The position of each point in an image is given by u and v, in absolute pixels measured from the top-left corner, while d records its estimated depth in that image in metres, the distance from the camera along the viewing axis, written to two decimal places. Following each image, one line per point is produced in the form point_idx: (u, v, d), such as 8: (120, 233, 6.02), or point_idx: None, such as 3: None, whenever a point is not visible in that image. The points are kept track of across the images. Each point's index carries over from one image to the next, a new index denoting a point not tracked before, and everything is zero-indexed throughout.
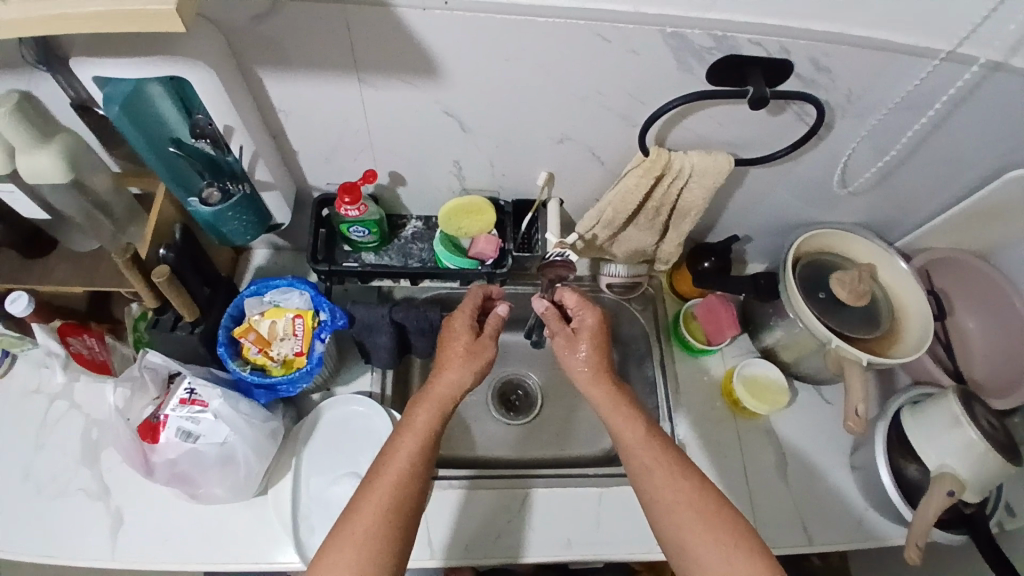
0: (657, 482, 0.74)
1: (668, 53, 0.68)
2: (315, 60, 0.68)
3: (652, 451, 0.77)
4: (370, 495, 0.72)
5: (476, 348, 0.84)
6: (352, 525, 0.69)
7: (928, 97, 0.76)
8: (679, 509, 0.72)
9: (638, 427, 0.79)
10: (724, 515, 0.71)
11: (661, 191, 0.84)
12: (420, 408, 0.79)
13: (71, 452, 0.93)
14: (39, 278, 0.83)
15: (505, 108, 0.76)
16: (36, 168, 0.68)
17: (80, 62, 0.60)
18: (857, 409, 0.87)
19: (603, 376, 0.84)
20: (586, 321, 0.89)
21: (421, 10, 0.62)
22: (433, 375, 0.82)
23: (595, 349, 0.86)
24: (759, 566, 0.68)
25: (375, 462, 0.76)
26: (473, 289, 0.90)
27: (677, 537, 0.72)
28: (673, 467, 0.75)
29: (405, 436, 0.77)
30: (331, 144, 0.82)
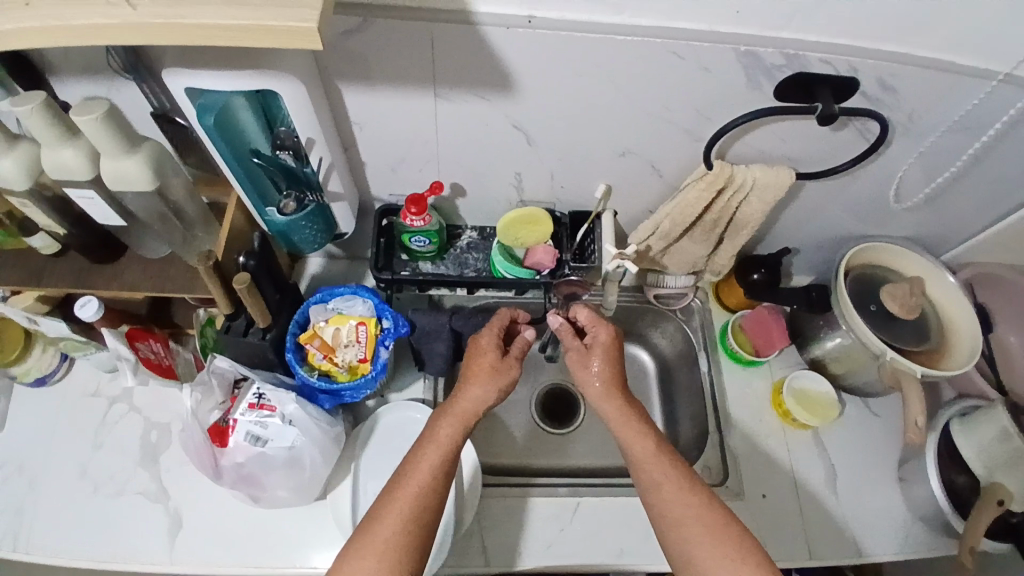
0: (665, 497, 0.73)
1: (739, 70, 0.70)
2: (396, 75, 0.71)
3: (663, 468, 0.75)
4: (389, 506, 0.73)
5: (501, 367, 0.84)
6: (371, 534, 0.71)
7: (980, 126, 0.79)
8: (688, 524, 0.71)
9: (648, 442, 0.77)
10: (735, 534, 0.70)
11: (720, 205, 0.85)
12: (443, 421, 0.80)
13: (130, 454, 0.95)
14: (108, 283, 0.84)
15: (571, 124, 0.78)
16: (122, 174, 0.68)
17: (172, 72, 0.61)
18: (917, 422, 0.89)
19: (616, 390, 0.83)
20: (599, 337, 0.87)
21: (504, 28, 0.64)
22: (458, 389, 0.83)
23: (609, 363, 0.85)
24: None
25: (396, 474, 0.76)
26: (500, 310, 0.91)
27: (685, 552, 0.71)
28: (684, 482, 0.74)
29: (427, 449, 0.77)
30: (398, 155, 0.84)
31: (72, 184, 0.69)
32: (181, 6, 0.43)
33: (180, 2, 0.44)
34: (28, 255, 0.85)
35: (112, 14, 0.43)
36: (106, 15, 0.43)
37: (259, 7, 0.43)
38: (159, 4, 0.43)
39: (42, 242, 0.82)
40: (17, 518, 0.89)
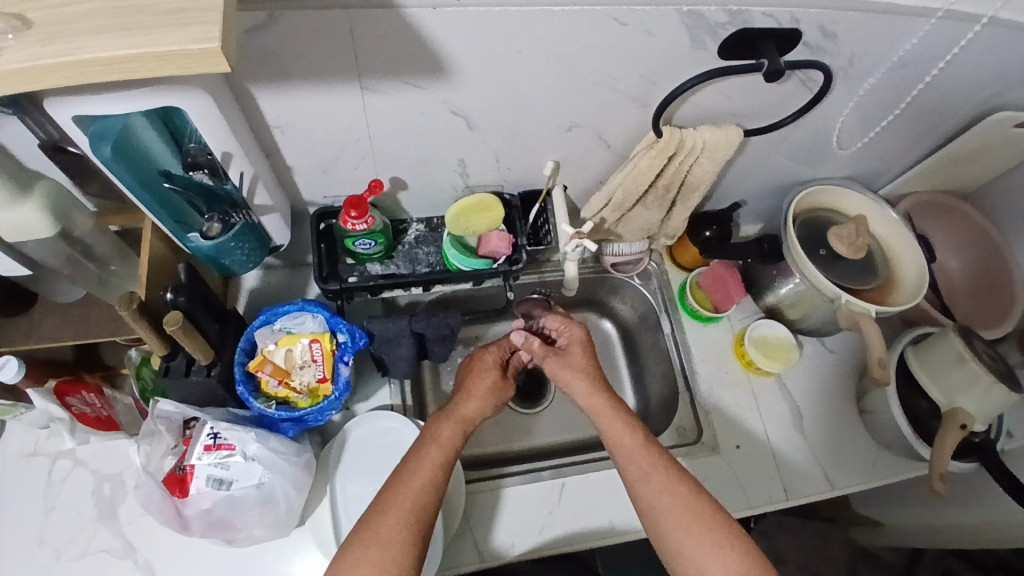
0: (654, 487, 0.74)
1: (682, 31, 0.66)
2: (315, 70, 0.63)
3: (648, 459, 0.76)
4: (395, 500, 0.70)
5: (501, 381, 0.85)
6: (376, 526, 0.68)
7: (930, 60, 0.79)
8: (677, 514, 0.71)
9: (633, 435, 0.78)
10: (716, 516, 0.71)
11: (672, 169, 0.83)
12: (444, 423, 0.79)
13: (85, 511, 0.87)
14: (23, 338, 0.76)
15: (512, 103, 0.73)
16: (16, 224, 0.62)
17: (55, 101, 0.52)
18: (882, 358, 0.93)
19: (601, 384, 0.83)
20: (573, 336, 0.88)
21: (432, 8, 0.58)
22: (457, 398, 0.83)
23: (588, 363, 0.86)
24: (749, 560, 0.68)
25: (397, 471, 0.74)
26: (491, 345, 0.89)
27: (674, 542, 0.71)
28: (672, 471, 0.74)
29: (429, 449, 0.76)
30: (328, 156, 0.77)
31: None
32: (59, 42, 0.38)
33: (55, 38, 0.38)
34: None
35: None
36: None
37: (147, 31, 0.38)
38: (28, 45, 0.38)
39: None
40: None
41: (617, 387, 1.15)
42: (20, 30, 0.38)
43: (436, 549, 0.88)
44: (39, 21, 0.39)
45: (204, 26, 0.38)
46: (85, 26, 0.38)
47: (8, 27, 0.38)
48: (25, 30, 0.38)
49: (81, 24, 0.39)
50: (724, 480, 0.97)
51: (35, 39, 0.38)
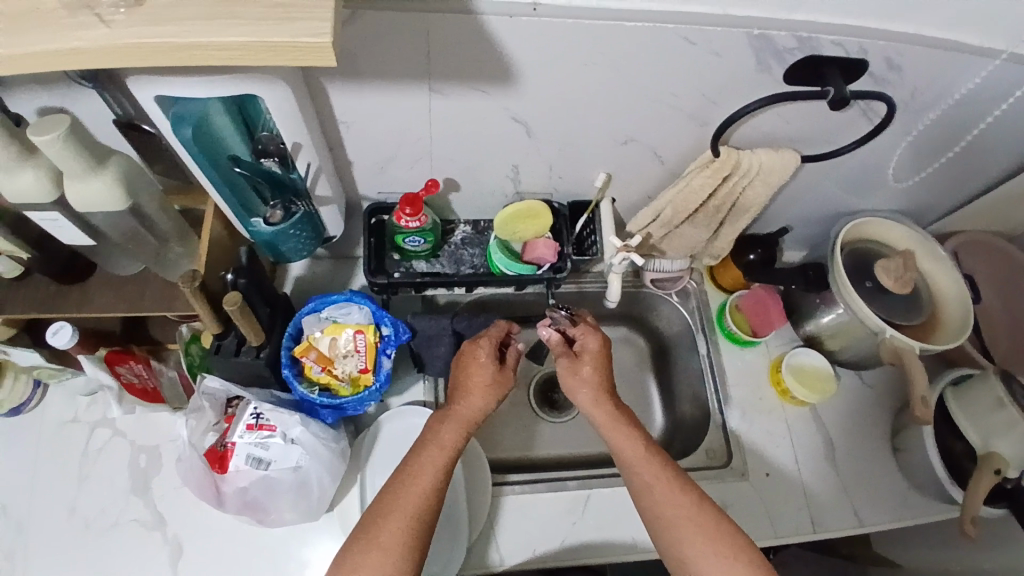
0: (659, 498, 0.73)
1: (749, 53, 0.67)
2: (386, 70, 0.65)
3: (654, 470, 0.75)
4: (394, 507, 0.71)
5: (500, 376, 0.82)
6: (375, 532, 0.69)
7: (995, 98, 0.78)
8: (681, 526, 0.71)
9: (640, 445, 0.77)
10: (725, 527, 0.71)
11: (726, 190, 0.82)
12: (446, 425, 0.78)
13: (121, 481, 0.91)
14: (78, 307, 0.79)
15: (572, 114, 0.74)
16: (89, 194, 0.64)
17: (138, 80, 0.55)
18: (924, 396, 0.90)
19: (608, 394, 0.82)
20: (589, 343, 0.85)
21: (508, 17, 0.59)
22: (457, 397, 0.81)
23: (597, 368, 0.84)
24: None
25: (398, 475, 0.74)
26: (497, 323, 0.87)
27: (678, 552, 0.71)
28: (676, 483, 0.74)
29: (431, 453, 0.75)
30: (388, 153, 0.79)
31: (33, 206, 0.65)
32: (167, 24, 0.40)
33: (163, 20, 0.40)
34: None
35: (89, 35, 0.39)
36: (81, 36, 0.39)
37: (251, 22, 0.40)
38: (137, 22, 0.40)
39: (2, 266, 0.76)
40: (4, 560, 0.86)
41: (646, 405, 1.14)
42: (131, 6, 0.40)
43: (458, 546, 0.90)
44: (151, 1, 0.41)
45: (314, 21, 0.40)
46: (189, 11, 0.40)
47: (122, 2, 0.40)
48: (136, 6, 0.40)
49: (189, 9, 0.40)
50: (749, 506, 0.96)
51: (144, 17, 0.40)
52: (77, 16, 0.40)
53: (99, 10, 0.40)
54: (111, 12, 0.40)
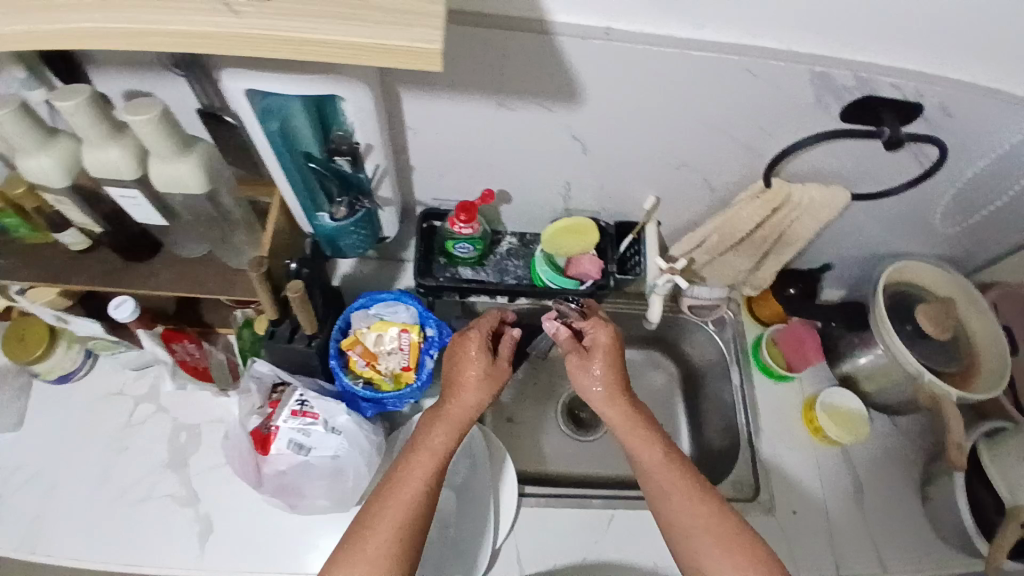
0: (675, 507, 0.71)
1: (808, 89, 0.69)
2: (460, 82, 0.69)
3: (671, 475, 0.72)
4: (384, 513, 0.68)
5: (494, 370, 0.80)
6: (365, 540, 0.67)
7: None
8: (698, 536, 0.69)
9: (656, 450, 0.74)
10: (746, 539, 0.68)
11: (774, 222, 0.84)
12: (438, 427, 0.75)
13: (159, 456, 0.95)
14: (141, 283, 0.83)
15: (630, 136, 0.77)
16: (175, 178, 0.66)
17: (233, 73, 0.60)
18: (961, 444, 0.91)
19: (621, 393, 0.79)
20: (597, 337, 0.82)
21: (581, 38, 0.63)
22: (450, 396, 0.78)
23: (610, 365, 0.80)
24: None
25: (386, 480, 0.72)
26: (489, 313, 0.85)
27: (695, 563, 0.69)
28: (692, 490, 0.71)
29: (421, 457, 0.73)
30: (448, 161, 0.83)
31: (115, 181, 0.69)
32: (292, 19, 0.39)
33: (291, 13, 0.39)
34: (52, 253, 0.84)
35: (217, 23, 0.39)
36: (208, 21, 0.39)
37: (373, 24, 0.39)
38: (267, 14, 0.39)
39: (73, 238, 0.81)
40: (34, 522, 0.90)
41: (672, 430, 1.14)
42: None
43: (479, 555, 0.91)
44: None
45: (428, 28, 0.39)
46: (312, 9, 0.39)
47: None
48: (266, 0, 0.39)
49: (316, 6, 0.39)
50: (773, 541, 0.95)
51: (272, 10, 0.39)
52: (206, 3, 0.40)
53: (230, 1, 0.39)
54: (241, 3, 0.39)
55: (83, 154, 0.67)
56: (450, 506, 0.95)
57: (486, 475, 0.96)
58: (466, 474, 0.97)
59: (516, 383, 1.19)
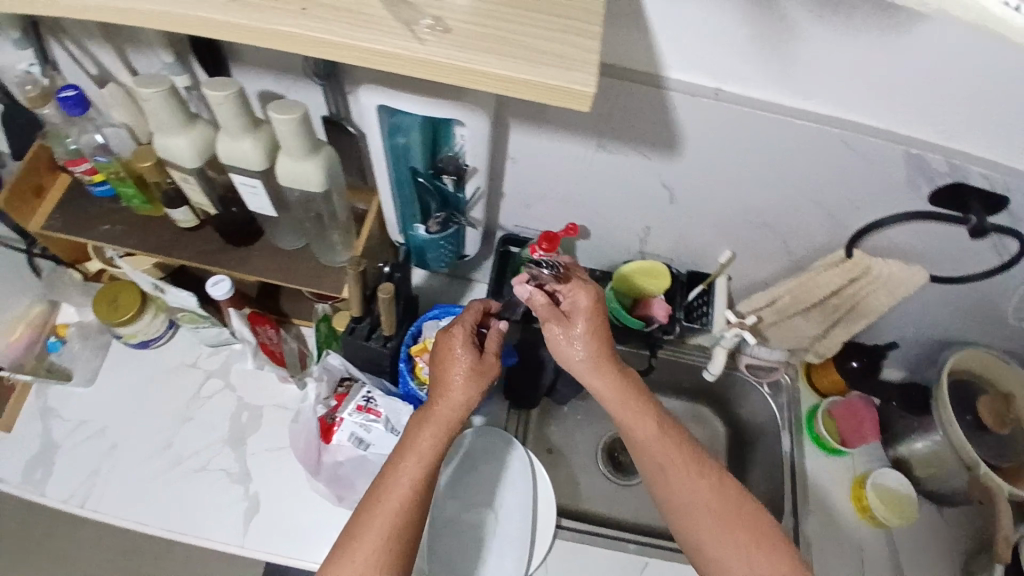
0: (671, 480, 0.72)
1: (901, 169, 0.71)
2: (568, 120, 0.73)
3: (667, 449, 0.73)
4: (371, 523, 0.67)
5: (481, 363, 0.75)
6: (353, 551, 0.66)
7: None
8: (694, 507, 0.71)
9: (651, 423, 0.74)
10: (745, 510, 0.71)
11: (849, 293, 0.85)
12: (425, 429, 0.72)
13: (221, 430, 0.99)
14: (238, 266, 0.88)
15: (718, 191, 0.80)
16: (299, 174, 0.72)
17: (371, 90, 0.66)
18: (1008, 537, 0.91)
19: (610, 362, 0.75)
20: (579, 302, 0.75)
21: (691, 96, 0.67)
22: (436, 393, 0.74)
23: (594, 331, 0.75)
24: (782, 567, 0.68)
25: (374, 487, 0.70)
26: (471, 303, 0.80)
27: (691, 532, 0.72)
28: (690, 463, 0.73)
29: (408, 462, 0.70)
30: (538, 191, 0.87)
31: (240, 171, 0.74)
32: (470, 51, 0.43)
33: (469, 47, 0.43)
34: (162, 226, 0.90)
35: (400, 46, 0.43)
36: (396, 43, 0.43)
37: (534, 61, 0.43)
38: (448, 44, 0.43)
39: (183, 216, 0.86)
40: (93, 477, 0.95)
41: None
42: (438, 23, 0.44)
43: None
44: (456, 27, 0.44)
45: (580, 72, 0.43)
46: (485, 44, 0.43)
47: (434, 24, 0.44)
48: (444, 32, 0.43)
49: (489, 43, 0.43)
50: None
51: (452, 41, 0.43)
52: (393, 26, 0.43)
53: (415, 27, 0.43)
54: (426, 31, 0.43)
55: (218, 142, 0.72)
56: (488, 527, 0.94)
57: (522, 488, 0.97)
58: (506, 497, 0.96)
59: (560, 416, 1.20)
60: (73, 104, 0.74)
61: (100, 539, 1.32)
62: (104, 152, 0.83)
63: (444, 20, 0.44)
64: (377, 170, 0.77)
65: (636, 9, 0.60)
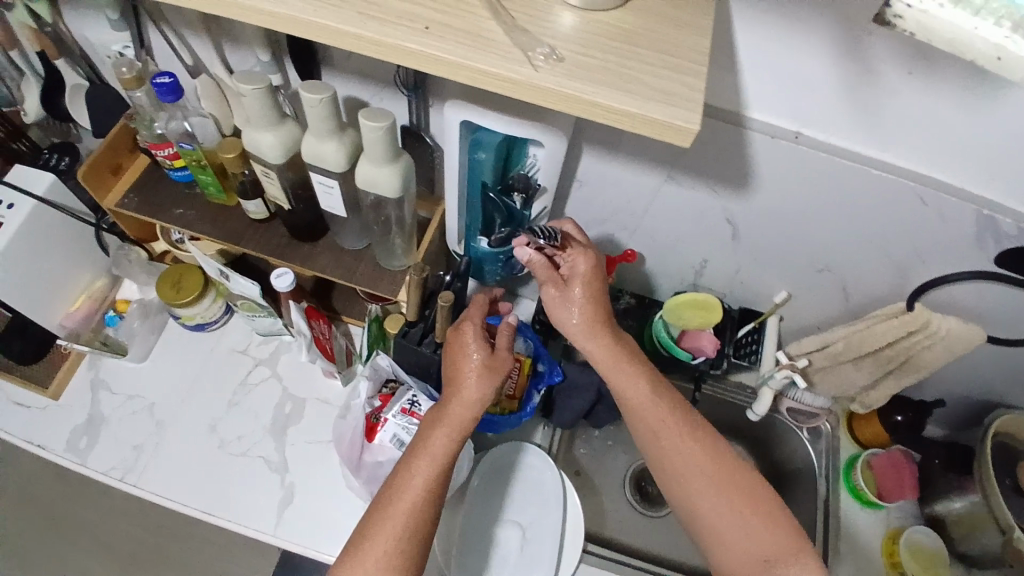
0: (665, 443, 0.73)
1: (973, 228, 0.71)
2: (642, 151, 0.75)
3: (661, 412, 0.74)
4: (383, 523, 0.67)
5: (493, 360, 0.75)
6: (364, 550, 0.66)
7: None
8: (687, 470, 0.72)
9: (644, 386, 0.74)
10: (741, 476, 0.72)
11: (904, 345, 0.83)
12: (437, 429, 0.72)
13: (263, 418, 1.01)
14: (302, 261, 0.91)
15: (782, 231, 0.80)
16: (376, 179, 0.74)
17: (456, 104, 0.68)
18: None
19: (605, 325, 0.76)
20: (577, 266, 0.76)
21: (770, 136, 0.67)
22: (449, 392, 0.74)
23: (591, 294, 0.76)
24: (779, 534, 0.69)
25: (386, 489, 0.70)
26: (477, 298, 0.81)
27: (686, 496, 0.72)
28: (684, 425, 0.74)
29: (420, 462, 0.70)
30: (599, 216, 0.89)
31: (320, 171, 0.77)
32: (581, 81, 0.44)
33: (580, 77, 0.44)
34: (233, 215, 0.94)
35: (515, 70, 0.44)
36: (512, 68, 0.44)
37: (641, 96, 0.44)
38: (561, 73, 0.44)
39: (256, 208, 0.89)
40: (137, 451, 0.98)
41: None
42: (553, 52, 0.45)
43: None
44: (569, 58, 0.45)
45: (684, 109, 0.43)
46: (595, 76, 0.45)
47: (548, 53, 0.45)
48: (557, 61, 0.45)
49: (598, 75, 0.45)
50: None
51: (564, 71, 0.45)
52: (509, 52, 0.45)
53: (530, 54, 0.45)
54: (540, 59, 0.45)
55: (303, 141, 0.74)
56: (514, 545, 0.93)
57: (555, 512, 0.95)
58: (537, 516, 0.95)
59: (592, 439, 1.19)
60: (167, 91, 0.74)
61: (120, 509, 1.33)
62: (188, 139, 0.83)
63: (557, 50, 0.46)
64: (449, 187, 0.79)
65: (726, 49, 0.61)
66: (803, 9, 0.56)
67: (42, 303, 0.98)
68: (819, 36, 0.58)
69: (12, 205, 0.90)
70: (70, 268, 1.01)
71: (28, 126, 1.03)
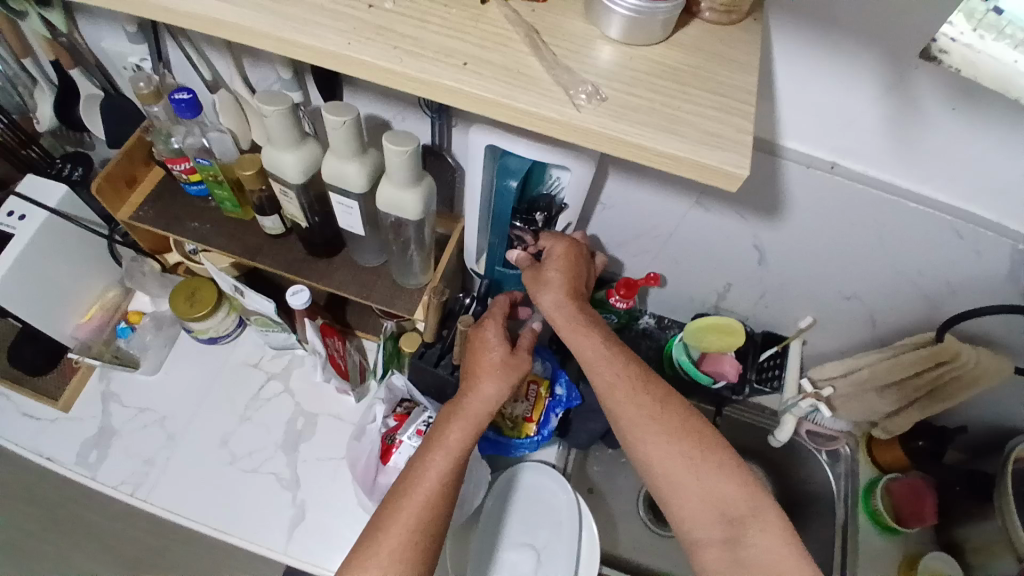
0: (622, 401, 0.66)
1: (1011, 262, 0.69)
2: (671, 177, 0.73)
3: (619, 371, 0.67)
4: (396, 515, 0.64)
5: (513, 358, 0.73)
6: (375, 546, 0.62)
7: None
8: (648, 430, 0.65)
9: (601, 345, 0.68)
10: (696, 426, 0.66)
11: (932, 375, 0.81)
12: (454, 422, 0.69)
13: (275, 433, 1.00)
14: (319, 278, 0.89)
15: (811, 257, 0.79)
16: (397, 202, 0.72)
17: (482, 130, 0.66)
18: None
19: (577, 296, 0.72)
20: (555, 249, 0.74)
21: (805, 166, 0.66)
22: (467, 388, 0.71)
23: (565, 268, 0.72)
24: (739, 489, 0.63)
25: (401, 481, 0.67)
26: (500, 298, 0.80)
27: (647, 460, 0.66)
28: (641, 383, 0.67)
29: (434, 454, 0.67)
30: (622, 238, 0.87)
31: (340, 191, 0.75)
32: (626, 122, 0.43)
33: (625, 118, 0.43)
34: (248, 229, 0.92)
35: (557, 111, 0.43)
36: (553, 108, 0.43)
37: (689, 140, 0.42)
38: (605, 114, 0.43)
39: (272, 223, 0.88)
40: (146, 466, 0.97)
41: None
42: (597, 91, 0.43)
43: None
44: (612, 97, 0.44)
45: (733, 154, 0.42)
46: (639, 118, 0.43)
47: (593, 92, 0.43)
48: (599, 100, 0.43)
49: (642, 116, 0.43)
50: None
51: (607, 112, 0.43)
52: (550, 91, 0.44)
53: (571, 93, 0.43)
54: (583, 100, 0.43)
55: (324, 160, 0.72)
56: (527, 568, 0.91)
57: (568, 535, 0.93)
58: (550, 539, 0.93)
59: (606, 457, 1.17)
60: (184, 107, 0.72)
61: (124, 515, 1.30)
62: (205, 155, 0.82)
63: (600, 88, 0.44)
64: (470, 209, 0.77)
65: (765, 79, 0.59)
66: (849, 43, 0.54)
67: (53, 314, 0.97)
68: (862, 69, 0.56)
69: (25, 215, 0.89)
70: (82, 279, 0.99)
71: (41, 134, 1.01)
